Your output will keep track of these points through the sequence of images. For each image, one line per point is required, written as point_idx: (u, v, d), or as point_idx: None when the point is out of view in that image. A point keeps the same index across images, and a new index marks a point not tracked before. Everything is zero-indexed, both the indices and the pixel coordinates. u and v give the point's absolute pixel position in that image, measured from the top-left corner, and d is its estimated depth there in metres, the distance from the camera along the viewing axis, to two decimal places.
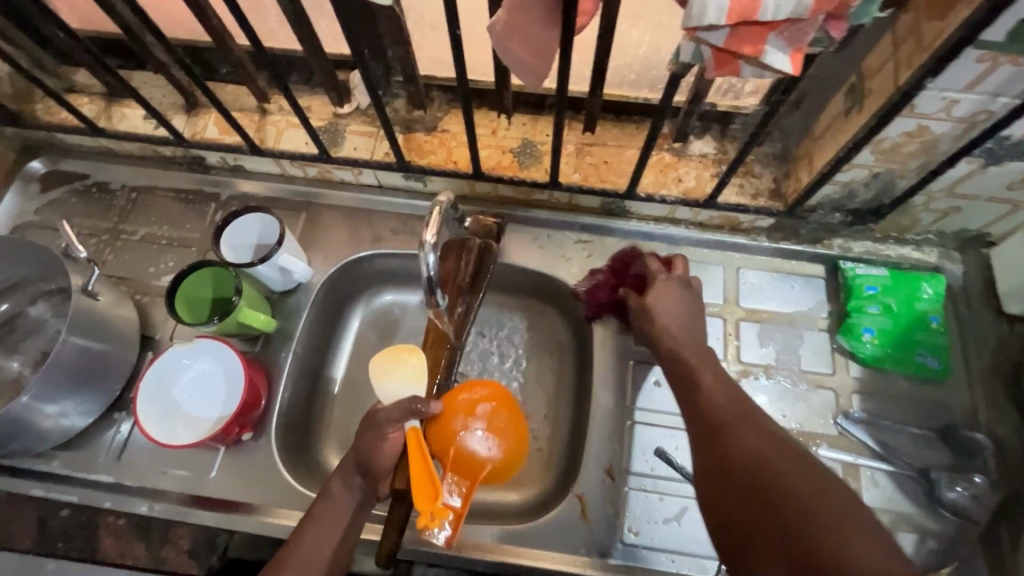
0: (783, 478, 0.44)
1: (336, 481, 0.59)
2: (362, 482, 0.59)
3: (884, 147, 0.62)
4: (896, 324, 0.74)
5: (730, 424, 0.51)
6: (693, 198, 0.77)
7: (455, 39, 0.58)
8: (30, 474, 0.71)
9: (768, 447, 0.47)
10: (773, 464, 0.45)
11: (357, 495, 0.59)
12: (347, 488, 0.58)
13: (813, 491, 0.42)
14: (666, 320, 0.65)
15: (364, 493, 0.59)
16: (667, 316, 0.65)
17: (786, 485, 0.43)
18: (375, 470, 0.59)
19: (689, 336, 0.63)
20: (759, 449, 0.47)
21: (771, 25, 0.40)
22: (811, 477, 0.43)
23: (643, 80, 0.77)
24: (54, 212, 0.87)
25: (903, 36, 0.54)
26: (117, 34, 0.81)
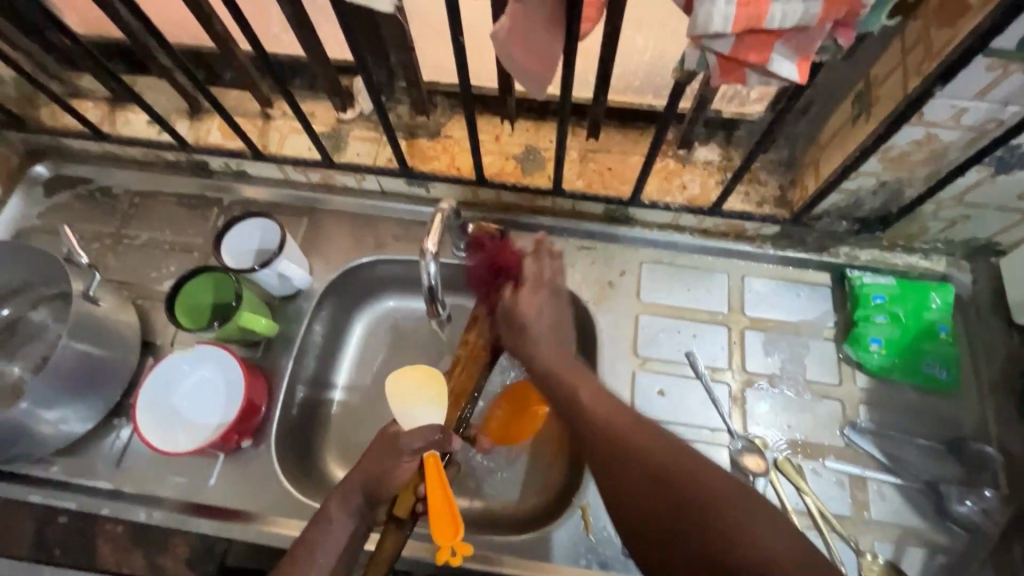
0: (684, 467, 0.46)
1: (334, 503, 0.57)
2: (360, 503, 0.57)
3: (891, 155, 0.61)
4: (904, 334, 0.73)
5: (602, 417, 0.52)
6: (698, 205, 0.77)
7: (458, 46, 0.57)
8: (28, 480, 0.71)
9: (628, 425, 0.51)
10: (652, 451, 0.48)
11: (355, 518, 0.57)
12: (345, 510, 0.57)
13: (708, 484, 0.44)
14: (536, 332, 0.63)
15: (363, 514, 0.58)
16: (532, 317, 0.64)
17: (684, 471, 0.45)
18: (378, 495, 0.58)
19: (557, 349, 0.62)
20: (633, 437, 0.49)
21: (778, 34, 0.39)
22: (708, 475, 0.45)
23: (647, 86, 0.76)
24: (58, 216, 0.87)
25: (912, 43, 0.54)
26: (121, 40, 0.81)
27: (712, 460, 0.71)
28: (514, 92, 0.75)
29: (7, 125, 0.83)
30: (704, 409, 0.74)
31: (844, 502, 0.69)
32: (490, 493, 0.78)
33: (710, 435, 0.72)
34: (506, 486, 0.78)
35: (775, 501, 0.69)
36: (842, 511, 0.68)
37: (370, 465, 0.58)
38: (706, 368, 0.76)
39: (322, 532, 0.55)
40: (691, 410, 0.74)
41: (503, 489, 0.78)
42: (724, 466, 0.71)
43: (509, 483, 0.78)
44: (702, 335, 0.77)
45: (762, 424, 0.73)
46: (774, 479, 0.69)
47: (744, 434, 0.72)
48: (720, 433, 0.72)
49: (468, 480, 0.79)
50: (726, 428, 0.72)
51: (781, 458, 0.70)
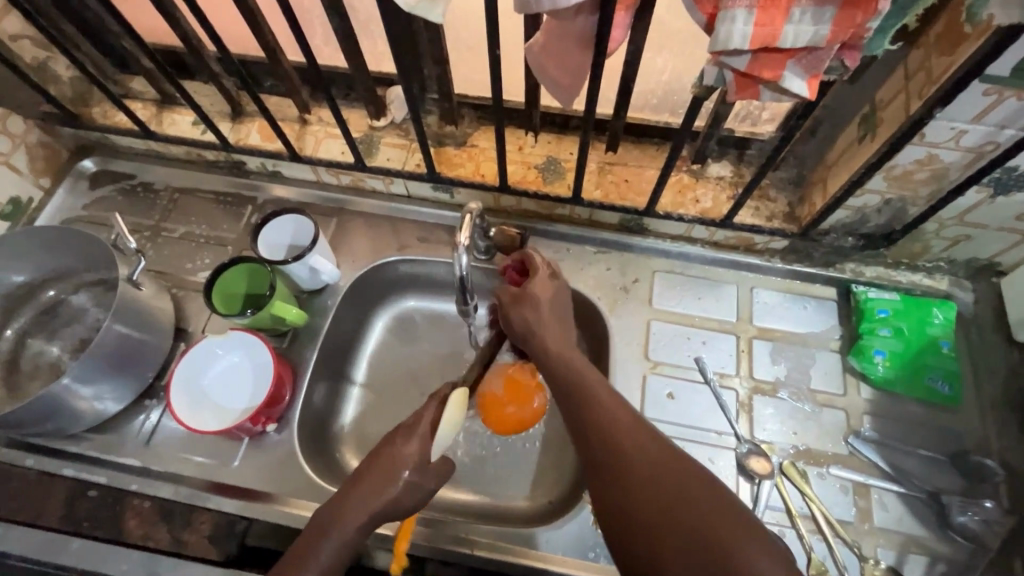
0: (673, 472, 0.50)
1: (350, 505, 0.58)
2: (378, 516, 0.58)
3: (895, 174, 0.65)
4: (908, 347, 0.76)
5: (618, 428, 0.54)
6: (710, 218, 0.80)
7: (493, 59, 0.62)
8: (62, 454, 0.74)
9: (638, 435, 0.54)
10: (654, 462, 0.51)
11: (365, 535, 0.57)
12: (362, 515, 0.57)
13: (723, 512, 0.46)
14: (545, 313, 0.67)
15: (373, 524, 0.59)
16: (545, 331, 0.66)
17: (676, 470, 0.50)
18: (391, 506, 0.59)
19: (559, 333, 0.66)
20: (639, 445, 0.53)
21: (791, 53, 0.43)
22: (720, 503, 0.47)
23: (664, 104, 0.81)
24: (102, 208, 0.92)
25: (914, 70, 0.58)
26: (175, 46, 0.87)
27: (719, 464, 0.73)
28: (539, 105, 0.80)
29: (61, 121, 0.89)
30: (711, 413, 0.76)
31: (847, 508, 0.71)
32: (501, 488, 0.81)
33: (716, 439, 0.75)
34: (518, 482, 0.81)
35: (780, 505, 0.71)
36: (846, 517, 0.70)
37: (385, 476, 0.59)
38: (715, 374, 0.78)
39: (337, 537, 0.56)
40: (700, 413, 0.76)
41: (515, 484, 0.81)
42: (731, 469, 0.73)
43: (521, 480, 0.81)
44: (710, 342, 0.80)
45: (768, 430, 0.75)
46: (779, 483, 0.71)
47: (750, 438, 0.74)
48: (726, 436, 0.75)
49: (480, 474, 0.82)
50: (733, 432, 0.75)
51: (786, 463, 0.72)
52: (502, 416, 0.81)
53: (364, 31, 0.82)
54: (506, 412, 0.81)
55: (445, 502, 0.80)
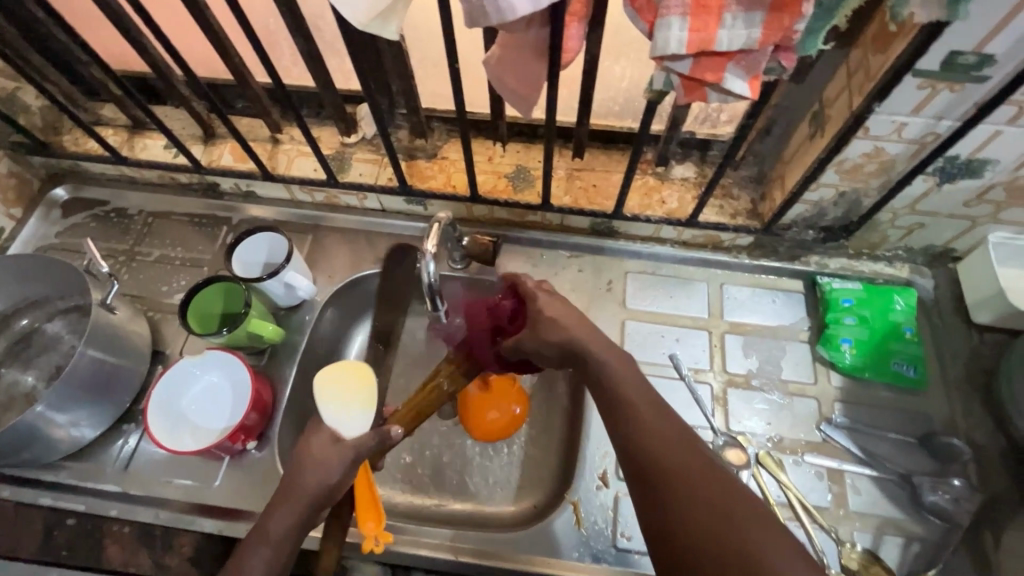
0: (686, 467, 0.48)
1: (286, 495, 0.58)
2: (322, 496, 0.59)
3: (846, 168, 0.68)
4: (872, 334, 0.78)
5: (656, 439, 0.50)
6: (677, 218, 0.83)
7: (454, 73, 0.64)
8: (39, 484, 0.73)
9: (672, 432, 0.51)
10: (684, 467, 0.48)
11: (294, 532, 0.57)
12: (294, 500, 0.58)
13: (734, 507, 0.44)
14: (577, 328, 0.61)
15: (313, 515, 0.59)
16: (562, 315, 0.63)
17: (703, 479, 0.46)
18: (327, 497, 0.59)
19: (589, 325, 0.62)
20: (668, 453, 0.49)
21: (729, 55, 0.46)
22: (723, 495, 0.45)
23: (627, 110, 0.83)
24: (75, 236, 0.92)
25: (854, 68, 0.61)
26: (143, 72, 0.88)
27: None
28: (505, 116, 0.82)
29: (31, 151, 0.89)
30: (688, 408, 0.78)
31: (823, 494, 0.72)
32: (485, 495, 0.81)
33: (694, 433, 0.76)
34: (502, 486, 0.81)
35: (759, 495, 0.72)
36: (822, 503, 0.72)
37: (314, 470, 0.60)
38: (690, 370, 0.80)
39: (267, 541, 0.55)
40: (677, 409, 0.78)
41: (500, 490, 0.81)
42: None
43: (505, 485, 0.82)
44: (684, 339, 0.82)
45: (744, 422, 0.77)
46: (756, 473, 0.73)
47: (727, 431, 0.76)
48: (703, 430, 0.76)
49: (463, 481, 0.82)
50: (710, 426, 0.76)
51: (762, 453, 0.74)
52: (486, 420, 0.82)
53: (331, 51, 0.84)
54: (489, 417, 0.82)
55: (430, 511, 0.81)
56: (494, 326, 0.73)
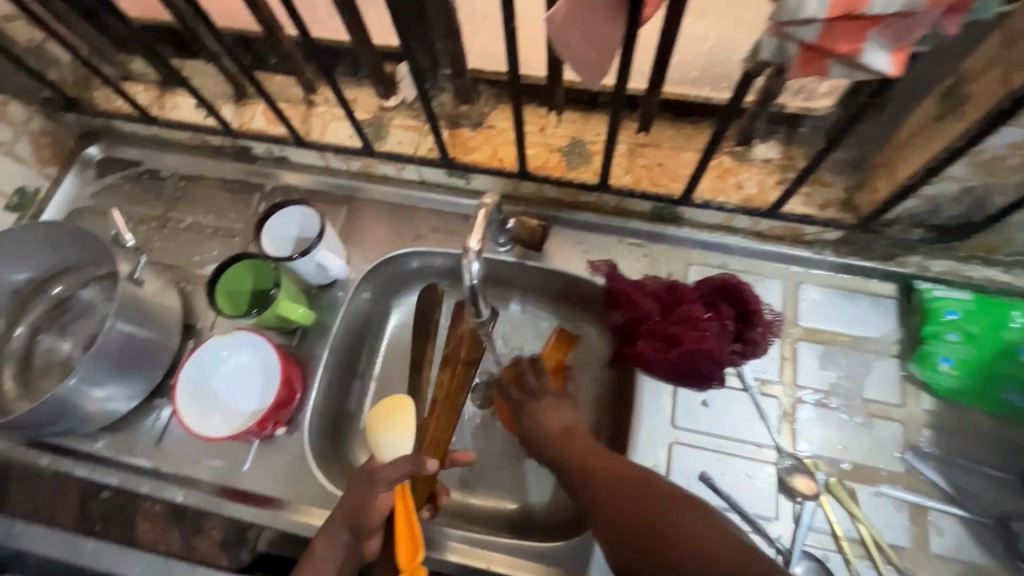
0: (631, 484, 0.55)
1: (321, 537, 0.58)
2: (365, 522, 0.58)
3: (981, 159, 0.55)
4: (980, 354, 0.66)
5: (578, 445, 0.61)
6: (754, 206, 0.72)
7: (509, 32, 0.54)
8: (74, 454, 0.73)
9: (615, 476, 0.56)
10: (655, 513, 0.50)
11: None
12: (331, 540, 0.57)
13: (695, 527, 0.48)
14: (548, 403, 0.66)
15: (352, 546, 0.58)
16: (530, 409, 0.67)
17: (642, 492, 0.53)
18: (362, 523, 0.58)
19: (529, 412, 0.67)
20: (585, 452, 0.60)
21: (876, 19, 0.35)
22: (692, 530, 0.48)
23: (706, 78, 0.70)
24: (108, 197, 0.89)
25: (1019, 33, 0.47)
26: (171, 23, 0.81)
27: (757, 480, 0.67)
28: (562, 81, 0.72)
29: (62, 107, 0.85)
30: (751, 423, 0.70)
31: (901, 532, 0.64)
32: (519, 494, 0.77)
33: (755, 452, 0.68)
34: (539, 487, 0.77)
35: (824, 526, 0.64)
36: (900, 541, 0.64)
37: (349, 497, 0.59)
38: (754, 380, 0.71)
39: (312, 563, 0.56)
40: (737, 423, 0.70)
41: (534, 490, 0.77)
42: (771, 486, 0.66)
43: (540, 485, 0.77)
44: None
45: (813, 443, 0.68)
46: (823, 501, 0.65)
47: (793, 453, 0.68)
48: (766, 450, 0.68)
49: (497, 478, 0.78)
50: (774, 445, 0.68)
51: (832, 481, 0.66)
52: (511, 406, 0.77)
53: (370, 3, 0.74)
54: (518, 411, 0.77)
55: (461, 507, 0.77)
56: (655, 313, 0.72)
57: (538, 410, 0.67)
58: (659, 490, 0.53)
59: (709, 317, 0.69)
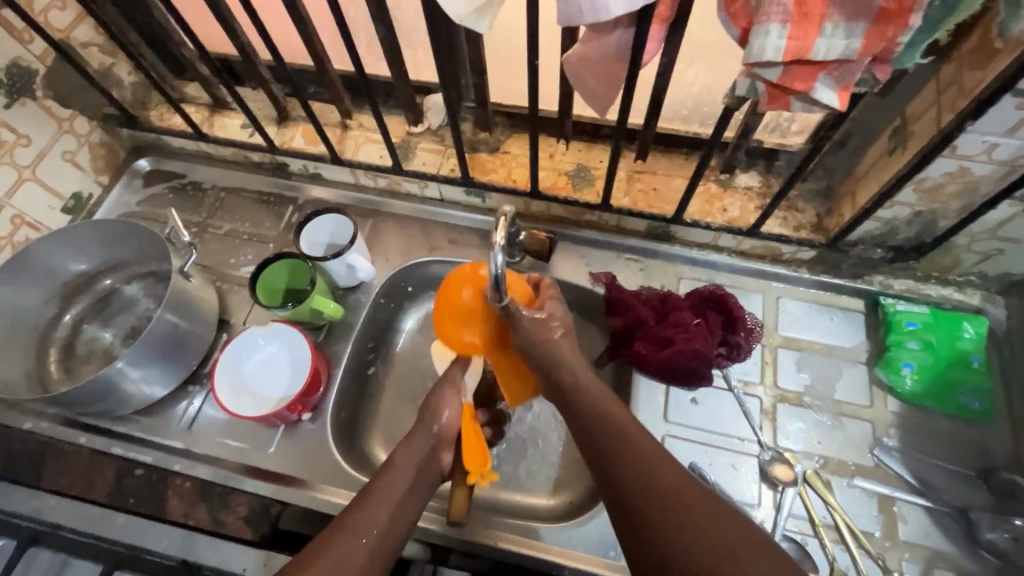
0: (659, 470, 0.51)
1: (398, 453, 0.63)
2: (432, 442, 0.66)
3: (925, 186, 0.66)
4: (937, 361, 0.75)
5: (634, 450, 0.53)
6: (737, 227, 0.81)
7: (531, 69, 0.65)
8: (111, 433, 0.79)
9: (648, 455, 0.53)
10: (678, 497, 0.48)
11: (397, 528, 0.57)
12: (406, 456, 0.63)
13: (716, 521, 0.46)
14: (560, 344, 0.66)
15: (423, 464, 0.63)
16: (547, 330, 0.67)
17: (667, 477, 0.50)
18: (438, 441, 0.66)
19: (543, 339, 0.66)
20: (652, 471, 0.51)
21: (822, 65, 0.45)
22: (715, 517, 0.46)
23: (694, 115, 0.82)
24: (153, 205, 0.98)
25: (945, 84, 0.59)
26: (228, 54, 0.92)
27: (741, 470, 0.74)
28: (571, 114, 0.83)
29: (121, 123, 0.94)
30: (735, 420, 0.77)
31: (872, 520, 0.70)
32: (522, 487, 0.82)
33: (739, 445, 0.75)
34: (539, 480, 0.82)
35: (803, 513, 0.71)
36: (871, 529, 0.70)
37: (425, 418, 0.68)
38: (739, 382, 0.79)
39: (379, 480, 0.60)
40: (723, 419, 0.77)
41: (537, 482, 0.82)
42: (754, 476, 0.73)
43: (542, 478, 0.82)
44: None
45: (792, 438, 0.75)
46: (802, 491, 0.71)
47: (774, 446, 0.75)
48: (749, 443, 0.75)
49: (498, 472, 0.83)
50: (756, 440, 0.75)
51: (810, 473, 0.72)
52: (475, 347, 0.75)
53: (407, 43, 0.86)
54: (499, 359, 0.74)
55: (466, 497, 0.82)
56: (653, 317, 0.80)
57: (598, 401, 0.60)
58: (690, 484, 0.50)
59: (697, 323, 0.78)
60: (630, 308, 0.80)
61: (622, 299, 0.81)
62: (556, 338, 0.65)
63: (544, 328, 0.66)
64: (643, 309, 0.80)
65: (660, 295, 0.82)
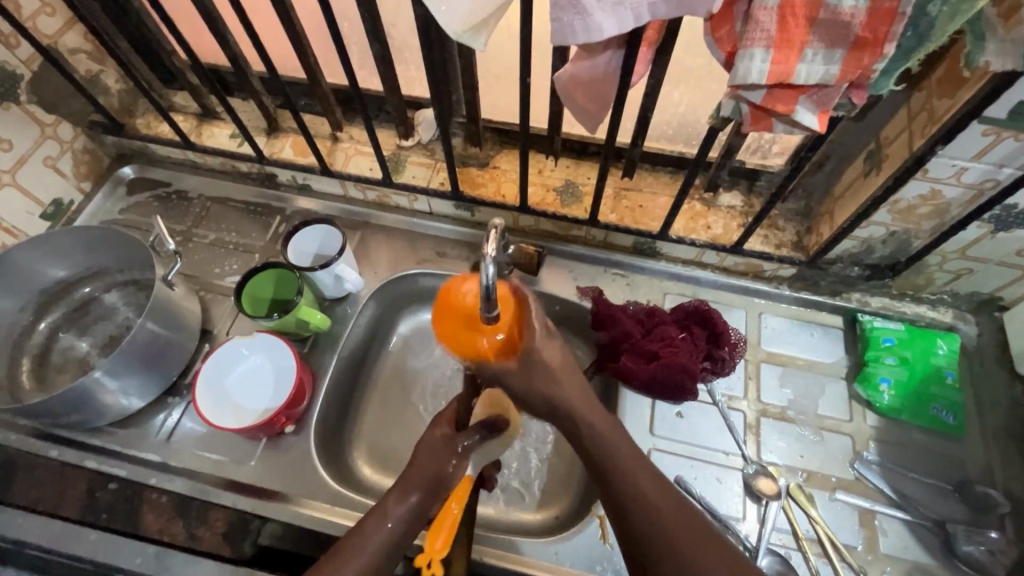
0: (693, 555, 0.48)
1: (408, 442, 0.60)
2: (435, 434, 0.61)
3: (900, 208, 0.69)
4: (912, 375, 0.78)
5: (639, 494, 0.51)
6: (721, 243, 0.83)
7: (524, 86, 0.66)
8: (84, 447, 0.76)
9: (688, 537, 0.49)
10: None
11: None
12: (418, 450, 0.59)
13: None
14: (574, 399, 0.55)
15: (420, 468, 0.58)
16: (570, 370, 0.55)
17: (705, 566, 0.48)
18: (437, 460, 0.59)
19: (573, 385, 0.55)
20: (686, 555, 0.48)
21: (803, 89, 0.47)
22: None
23: (679, 135, 0.85)
24: (137, 212, 0.96)
25: (916, 111, 0.62)
26: (220, 65, 0.93)
27: (726, 484, 0.74)
28: (561, 132, 0.84)
29: (107, 130, 0.93)
30: (720, 434, 0.78)
31: (853, 533, 0.71)
32: (508, 502, 0.81)
33: (724, 459, 0.76)
34: (526, 496, 0.81)
35: (786, 527, 0.71)
36: (852, 541, 0.71)
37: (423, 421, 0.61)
38: (723, 396, 0.80)
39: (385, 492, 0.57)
40: (708, 433, 0.78)
41: (522, 496, 0.81)
42: (738, 490, 0.74)
43: (528, 492, 0.82)
44: None
45: (775, 452, 0.76)
46: (786, 506, 0.72)
47: (758, 460, 0.76)
48: (734, 457, 0.76)
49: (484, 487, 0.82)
50: (741, 453, 0.76)
51: (793, 486, 0.73)
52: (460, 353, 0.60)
53: (400, 59, 0.87)
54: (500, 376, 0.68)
55: None
56: (640, 330, 0.81)
57: (625, 454, 0.53)
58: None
59: (682, 337, 0.79)
60: (616, 322, 0.81)
61: (609, 314, 0.82)
62: (570, 383, 0.55)
63: (551, 372, 0.54)
64: (629, 325, 0.81)
65: (646, 310, 0.83)
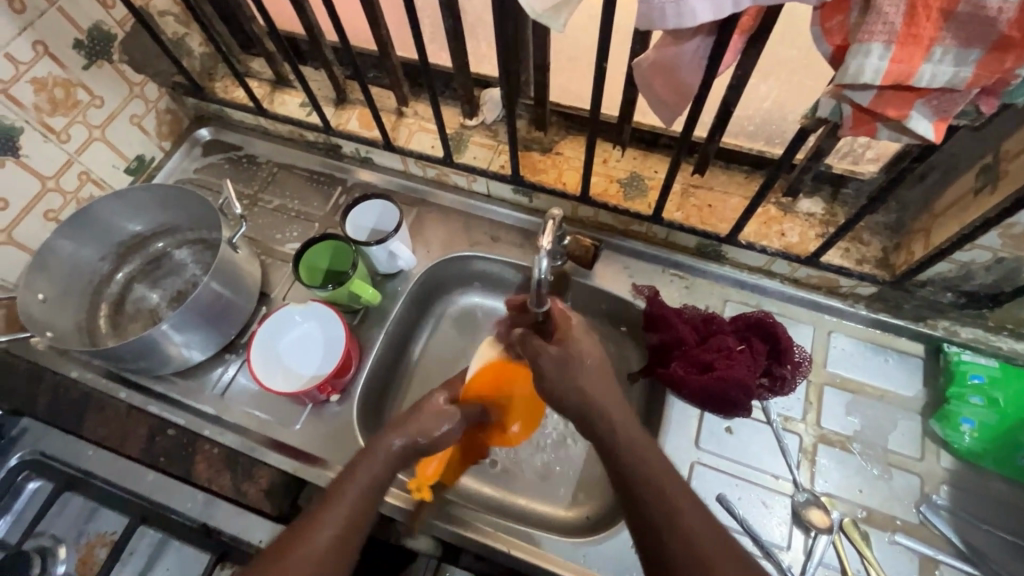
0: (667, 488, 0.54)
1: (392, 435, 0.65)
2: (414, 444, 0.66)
3: (1014, 232, 0.61)
4: (1003, 421, 0.69)
5: (626, 440, 0.57)
6: (795, 253, 0.77)
7: (598, 71, 0.62)
8: (149, 392, 0.81)
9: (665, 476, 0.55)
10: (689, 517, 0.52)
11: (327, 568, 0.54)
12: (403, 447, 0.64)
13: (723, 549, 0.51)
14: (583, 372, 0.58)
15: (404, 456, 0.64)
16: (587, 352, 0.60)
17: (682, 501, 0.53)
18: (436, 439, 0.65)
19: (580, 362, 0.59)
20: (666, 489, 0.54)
21: (921, 93, 0.42)
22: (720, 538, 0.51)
23: (761, 133, 0.79)
24: (210, 173, 1.00)
25: None
26: (296, 33, 0.94)
27: (772, 508, 0.70)
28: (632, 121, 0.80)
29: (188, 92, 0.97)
30: (771, 455, 0.73)
31: None
32: (539, 495, 0.80)
33: (773, 482, 0.72)
34: (557, 492, 0.80)
35: (835, 563, 0.67)
36: None
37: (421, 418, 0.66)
38: (779, 416, 0.75)
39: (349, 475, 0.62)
40: (758, 453, 0.73)
41: (555, 491, 0.80)
42: (785, 517, 0.70)
43: (561, 488, 0.80)
44: None
45: (831, 481, 0.71)
46: (837, 540, 0.67)
47: (810, 489, 0.71)
48: (783, 482, 0.72)
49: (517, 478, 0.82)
50: (793, 479, 0.71)
51: (845, 521, 0.68)
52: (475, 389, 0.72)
53: (470, 34, 0.85)
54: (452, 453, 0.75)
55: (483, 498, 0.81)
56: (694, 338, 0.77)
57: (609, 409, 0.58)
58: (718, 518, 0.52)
59: (740, 349, 0.74)
60: (671, 327, 0.77)
61: (664, 316, 0.79)
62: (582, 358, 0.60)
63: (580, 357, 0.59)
64: (685, 330, 0.77)
65: (704, 316, 0.79)
